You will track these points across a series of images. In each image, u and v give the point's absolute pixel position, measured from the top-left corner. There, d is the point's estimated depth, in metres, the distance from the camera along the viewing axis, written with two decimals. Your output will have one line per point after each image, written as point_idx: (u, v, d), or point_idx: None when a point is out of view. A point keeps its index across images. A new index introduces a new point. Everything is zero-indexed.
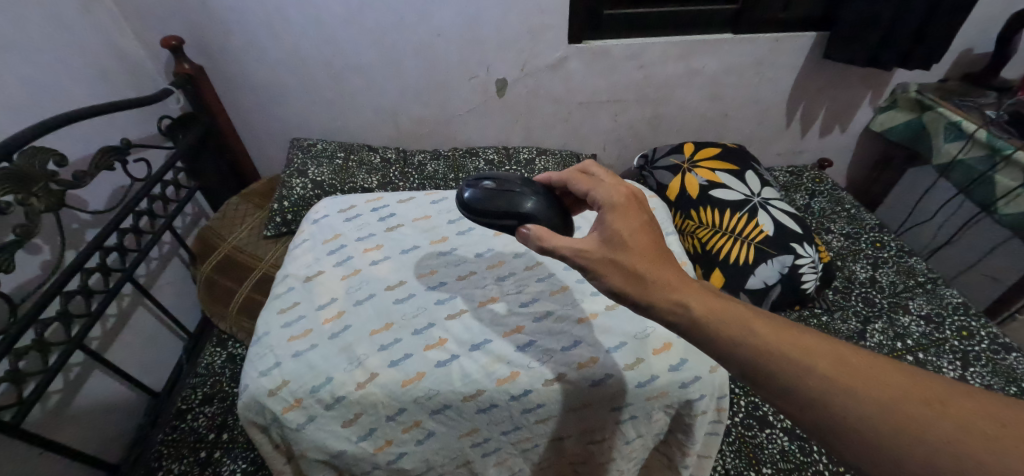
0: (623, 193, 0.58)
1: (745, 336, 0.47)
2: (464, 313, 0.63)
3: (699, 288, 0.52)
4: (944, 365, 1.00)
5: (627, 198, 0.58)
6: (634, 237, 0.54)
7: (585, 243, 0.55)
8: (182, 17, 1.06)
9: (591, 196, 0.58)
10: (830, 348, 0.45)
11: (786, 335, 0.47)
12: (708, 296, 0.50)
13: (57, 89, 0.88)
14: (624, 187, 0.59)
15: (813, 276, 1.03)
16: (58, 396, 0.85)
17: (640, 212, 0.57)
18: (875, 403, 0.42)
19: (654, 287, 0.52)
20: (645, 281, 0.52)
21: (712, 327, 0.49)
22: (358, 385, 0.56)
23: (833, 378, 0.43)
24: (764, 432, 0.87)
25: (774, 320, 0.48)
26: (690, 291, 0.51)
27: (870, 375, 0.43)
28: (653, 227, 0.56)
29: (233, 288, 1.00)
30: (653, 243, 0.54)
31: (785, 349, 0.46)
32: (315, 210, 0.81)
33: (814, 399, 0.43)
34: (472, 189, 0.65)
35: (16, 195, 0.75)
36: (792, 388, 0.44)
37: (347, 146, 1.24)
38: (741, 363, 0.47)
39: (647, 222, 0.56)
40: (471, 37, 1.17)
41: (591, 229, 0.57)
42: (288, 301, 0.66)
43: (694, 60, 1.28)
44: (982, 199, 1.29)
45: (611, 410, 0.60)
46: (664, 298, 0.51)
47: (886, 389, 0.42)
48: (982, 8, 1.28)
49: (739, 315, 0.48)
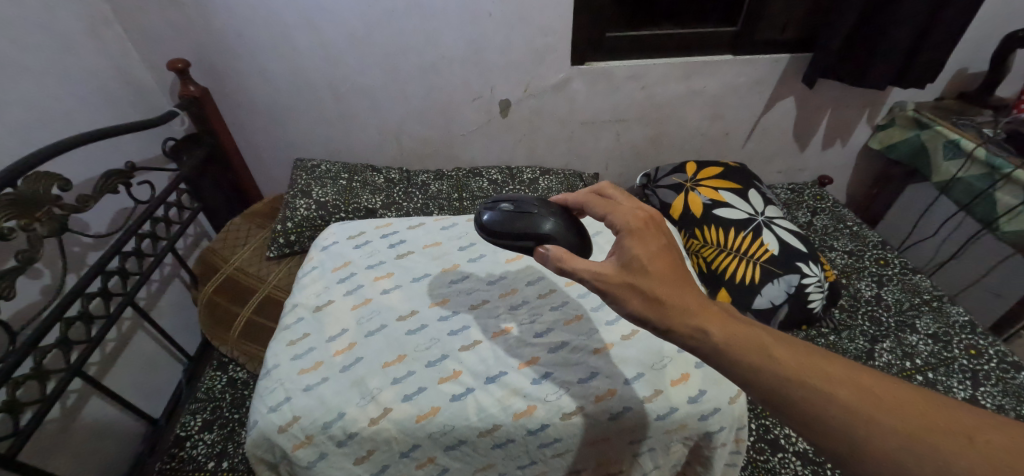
0: (640, 216, 0.58)
1: (766, 362, 0.46)
2: (479, 344, 0.62)
3: (717, 311, 0.51)
4: (954, 384, 0.99)
5: (644, 222, 0.58)
6: (654, 263, 0.54)
7: (605, 267, 0.54)
8: (188, 40, 1.06)
9: (608, 221, 0.59)
10: (852, 376, 0.45)
11: (807, 362, 0.46)
12: (727, 321, 0.50)
13: (62, 114, 0.88)
14: (641, 212, 0.59)
15: (819, 296, 1.02)
16: (54, 425, 0.83)
17: (658, 235, 0.57)
18: (899, 434, 0.41)
19: (673, 312, 0.51)
20: (664, 307, 0.51)
21: (732, 353, 0.48)
22: (372, 420, 0.55)
23: (854, 407, 0.43)
24: (777, 457, 0.86)
25: (794, 345, 0.47)
26: (710, 316, 0.50)
27: (894, 404, 0.42)
28: (672, 251, 0.56)
29: (235, 311, 0.99)
30: (671, 268, 0.54)
31: (806, 376, 0.45)
32: (324, 236, 0.80)
33: (837, 428, 0.43)
34: (490, 213, 0.66)
35: (19, 221, 0.74)
36: (815, 416, 0.43)
37: (351, 167, 1.24)
38: (762, 390, 0.46)
39: (666, 246, 0.56)
40: (475, 59, 1.18)
41: (608, 253, 0.56)
42: (298, 332, 0.65)
43: (695, 81, 1.30)
44: (983, 216, 1.30)
45: (629, 443, 0.59)
46: (682, 323, 0.50)
47: (908, 420, 0.41)
48: (977, 28, 1.30)
49: (760, 340, 0.48)
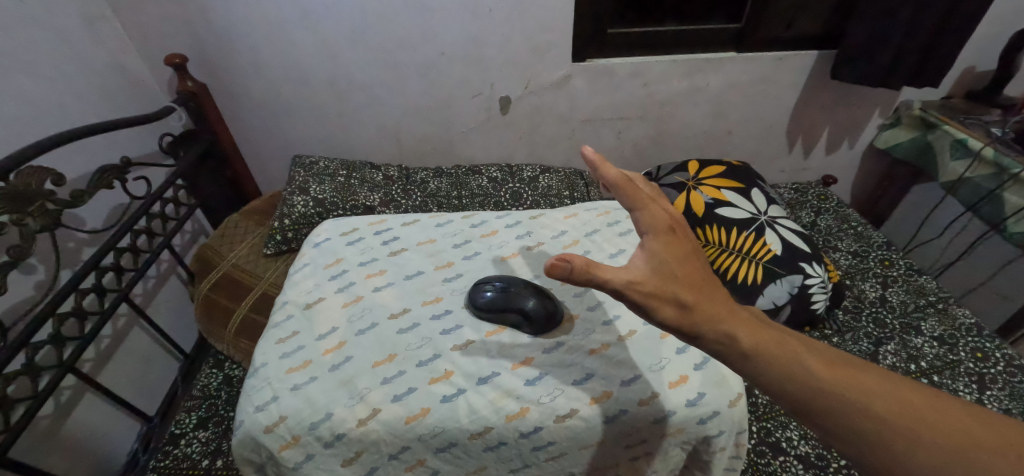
0: (667, 215, 0.50)
1: (800, 371, 0.42)
2: (471, 344, 0.61)
3: (748, 317, 0.46)
4: (961, 388, 0.97)
5: (670, 222, 0.50)
6: (682, 265, 0.48)
7: (636, 273, 0.46)
8: (185, 34, 1.05)
9: (632, 219, 0.48)
10: (893, 387, 0.41)
11: (845, 371, 0.42)
12: (758, 326, 0.45)
13: (56, 108, 0.87)
14: (666, 212, 0.51)
15: (823, 297, 1.00)
16: (48, 421, 0.82)
17: (684, 238, 0.50)
18: (951, 454, 0.37)
19: (700, 316, 0.45)
20: (690, 311, 0.46)
21: (764, 362, 0.43)
22: (359, 421, 0.54)
23: (898, 423, 0.39)
24: (778, 460, 0.85)
25: (829, 352, 0.43)
26: (737, 320, 0.45)
27: (942, 420, 0.39)
28: (698, 253, 0.49)
29: (231, 308, 0.98)
30: (697, 271, 0.48)
31: (846, 388, 0.41)
32: (316, 233, 0.79)
33: (878, 445, 0.39)
34: (492, 290, 0.63)
35: (11, 215, 0.73)
36: (855, 432, 0.39)
37: (349, 164, 1.23)
38: (795, 401, 0.41)
39: (692, 248, 0.49)
40: (475, 55, 1.16)
41: (633, 257, 0.48)
42: (287, 330, 0.64)
43: (698, 78, 1.28)
44: (990, 217, 1.27)
45: (625, 447, 0.58)
46: (711, 330, 0.45)
47: (958, 437, 0.38)
48: (986, 26, 1.27)
49: (794, 348, 0.43)
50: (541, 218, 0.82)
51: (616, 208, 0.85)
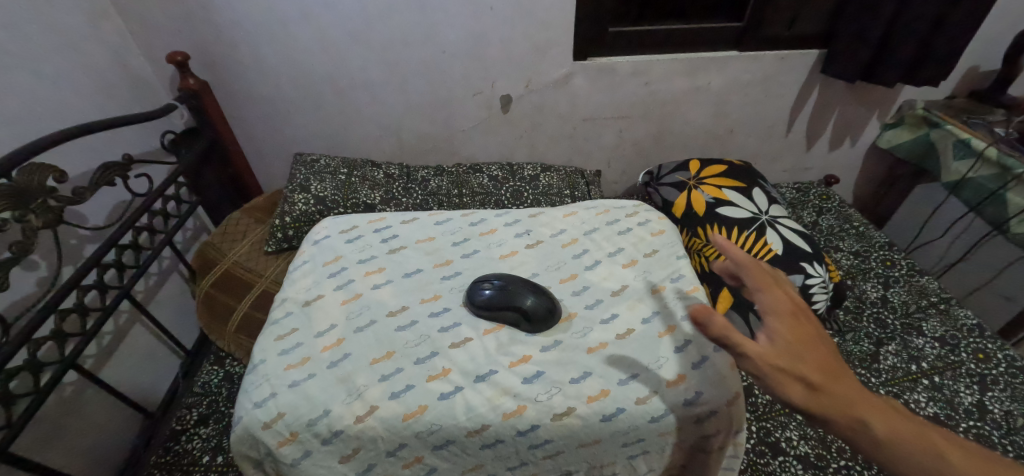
0: (788, 299, 0.51)
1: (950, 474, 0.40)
2: (469, 341, 0.61)
3: (886, 407, 0.45)
4: (962, 389, 0.97)
5: (793, 306, 0.51)
6: (809, 349, 0.48)
7: (766, 352, 0.47)
8: (187, 32, 1.06)
9: (756, 297, 0.51)
10: None
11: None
12: (895, 419, 0.44)
13: (59, 104, 0.87)
14: (787, 296, 0.52)
15: (824, 297, 1.00)
16: (50, 417, 0.83)
17: (808, 322, 0.50)
18: None
19: (832, 403, 0.45)
20: (823, 397, 0.45)
21: (905, 458, 0.42)
22: (357, 418, 0.54)
23: None
24: (777, 460, 0.85)
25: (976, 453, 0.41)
26: (873, 411, 0.44)
27: None
28: (824, 339, 0.50)
29: (232, 305, 0.98)
30: (825, 357, 0.48)
31: None
32: (316, 230, 0.79)
33: None
34: (490, 288, 0.63)
35: (13, 212, 0.73)
36: None
37: (350, 162, 1.23)
38: None
39: (819, 333, 0.50)
40: (476, 53, 1.16)
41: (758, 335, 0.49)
42: (286, 327, 0.64)
43: (700, 77, 1.28)
44: (993, 218, 1.26)
45: (623, 446, 0.58)
46: (844, 416, 0.44)
47: None
48: (991, 25, 1.26)
49: (937, 447, 0.42)
50: (540, 217, 0.82)
51: (616, 207, 0.85)
